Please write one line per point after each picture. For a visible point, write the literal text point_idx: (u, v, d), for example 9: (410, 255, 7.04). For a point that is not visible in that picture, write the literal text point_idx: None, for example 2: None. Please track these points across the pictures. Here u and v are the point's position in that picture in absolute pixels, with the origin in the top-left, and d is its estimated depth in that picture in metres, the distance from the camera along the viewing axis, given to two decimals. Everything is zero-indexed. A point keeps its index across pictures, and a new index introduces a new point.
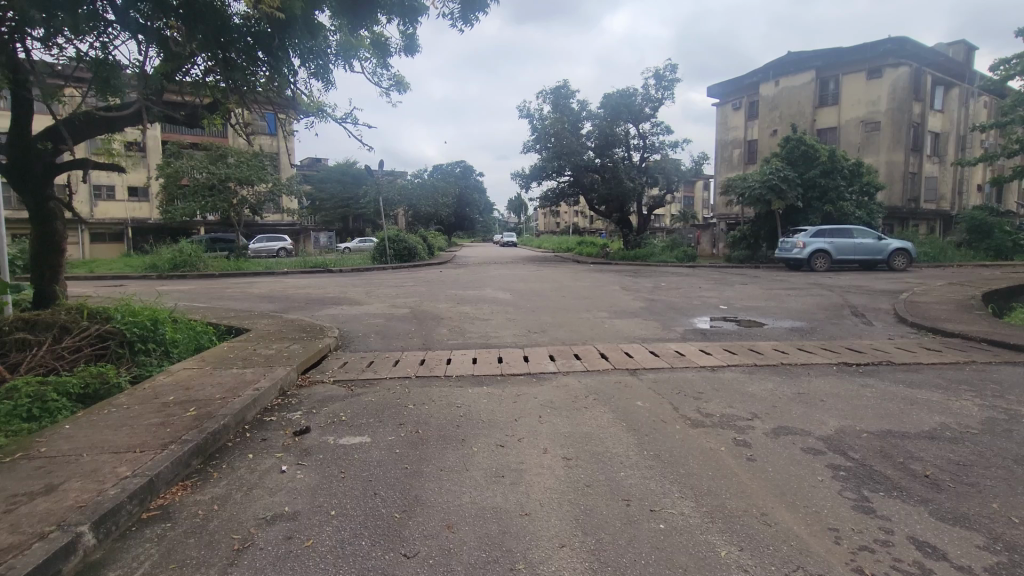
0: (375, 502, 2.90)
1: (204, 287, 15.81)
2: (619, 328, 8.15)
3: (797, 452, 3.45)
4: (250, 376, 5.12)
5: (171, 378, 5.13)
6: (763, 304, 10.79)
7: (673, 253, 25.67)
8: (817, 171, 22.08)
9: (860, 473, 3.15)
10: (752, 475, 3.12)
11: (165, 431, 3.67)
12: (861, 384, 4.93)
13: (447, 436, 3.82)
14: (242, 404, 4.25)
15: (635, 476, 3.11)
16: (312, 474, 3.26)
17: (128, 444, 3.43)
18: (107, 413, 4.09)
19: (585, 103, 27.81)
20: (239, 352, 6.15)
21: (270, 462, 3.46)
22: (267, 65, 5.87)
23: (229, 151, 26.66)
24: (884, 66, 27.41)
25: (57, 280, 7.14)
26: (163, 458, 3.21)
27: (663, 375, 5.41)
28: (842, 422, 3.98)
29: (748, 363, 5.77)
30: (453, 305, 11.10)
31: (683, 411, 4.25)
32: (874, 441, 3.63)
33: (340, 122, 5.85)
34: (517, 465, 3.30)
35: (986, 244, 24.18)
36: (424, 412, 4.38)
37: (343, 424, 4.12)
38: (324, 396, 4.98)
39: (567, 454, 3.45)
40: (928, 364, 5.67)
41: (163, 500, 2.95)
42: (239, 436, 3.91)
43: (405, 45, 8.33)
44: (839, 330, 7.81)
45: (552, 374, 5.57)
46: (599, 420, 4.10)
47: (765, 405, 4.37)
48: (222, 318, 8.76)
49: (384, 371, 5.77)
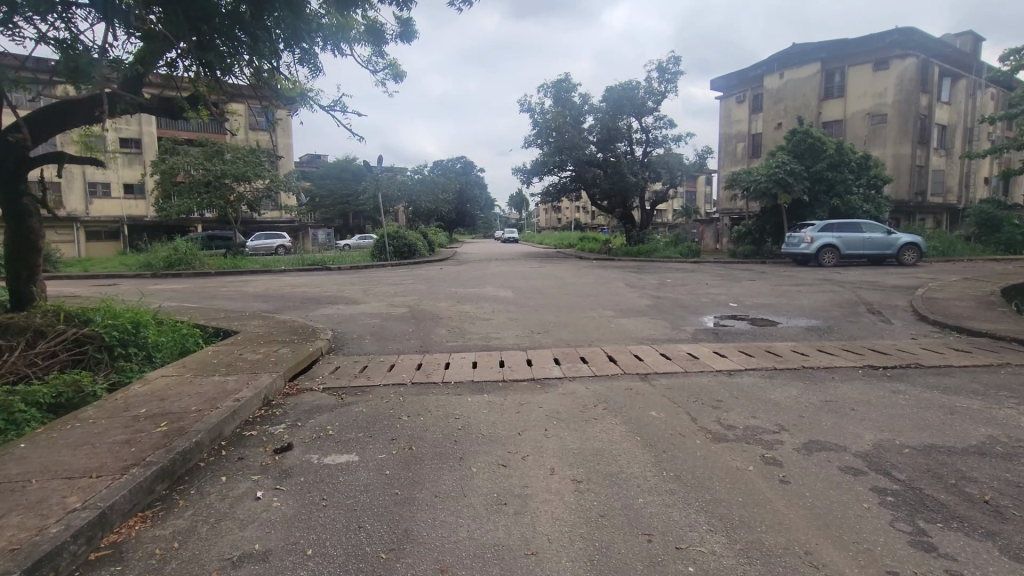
0: (359, 537, 2.53)
1: (197, 286, 15.40)
2: (626, 328, 7.75)
3: (834, 471, 3.08)
4: (232, 385, 4.74)
5: (145, 388, 4.75)
6: (774, 301, 10.37)
7: (677, 248, 25.23)
8: (824, 164, 21.66)
9: (910, 498, 2.76)
10: (789, 503, 2.74)
11: (129, 451, 3.30)
12: (893, 391, 4.53)
13: (444, 453, 3.45)
14: (220, 418, 3.88)
15: (655, 504, 2.75)
16: (289, 502, 2.89)
17: (84, 468, 3.06)
18: (70, 429, 3.72)
19: (587, 96, 27.38)
20: (224, 357, 5.79)
21: (244, 486, 3.09)
22: (246, 47, 5.54)
23: (225, 148, 26.29)
24: (891, 57, 26.95)
25: (35, 280, 6.82)
26: (120, 485, 2.84)
27: (677, 380, 5.02)
28: (879, 435, 3.60)
29: (767, 367, 5.37)
30: (452, 304, 10.70)
31: (703, 422, 3.88)
32: (919, 458, 3.24)
33: (328, 111, 5.48)
34: (520, 489, 2.94)
35: (996, 238, 23.72)
36: (419, 425, 4.02)
37: (329, 439, 3.75)
38: (312, 406, 4.60)
39: (577, 475, 3.09)
40: (960, 367, 5.27)
41: (117, 535, 2.59)
42: (214, 455, 3.54)
43: (402, 31, 7.95)
44: (858, 329, 7.41)
45: (558, 380, 5.18)
46: (611, 434, 3.72)
47: (793, 416, 3.98)
48: (211, 319, 8.41)
49: (377, 377, 5.40)
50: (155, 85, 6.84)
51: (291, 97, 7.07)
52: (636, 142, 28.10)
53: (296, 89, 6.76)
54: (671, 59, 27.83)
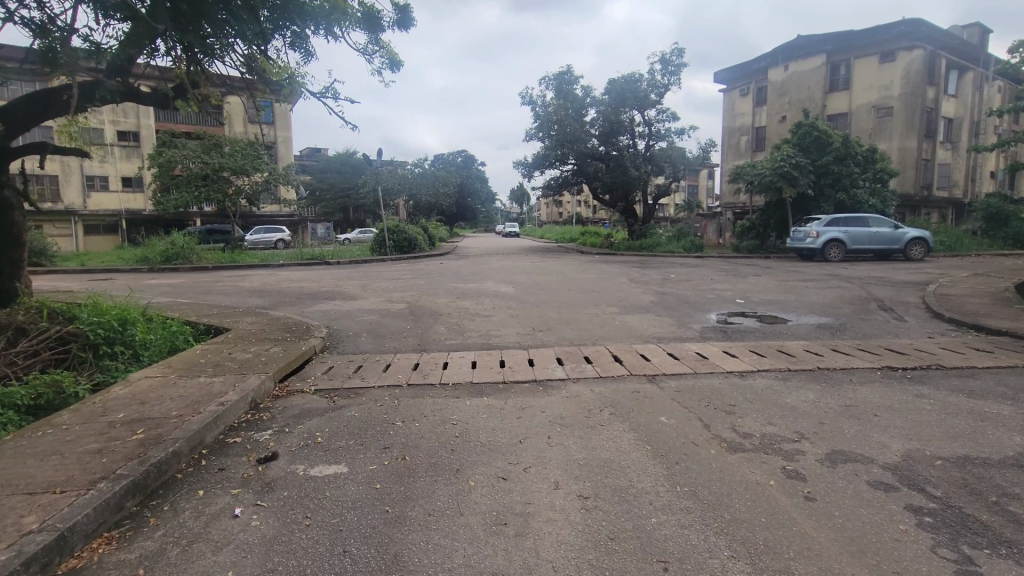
0: (343, 564, 2.28)
1: (193, 281, 15.13)
2: (631, 326, 7.48)
3: (863, 487, 2.83)
4: (218, 387, 4.51)
5: (126, 390, 4.50)
6: (782, 298, 10.11)
7: (680, 243, 24.92)
8: (830, 158, 21.34)
9: (951, 519, 2.51)
10: (816, 524, 2.50)
11: (100, 462, 3.05)
12: (917, 394, 4.28)
13: (439, 465, 3.20)
14: (201, 424, 3.64)
15: (670, 525, 2.50)
16: (270, 521, 2.64)
17: (48, 482, 2.82)
18: (41, 436, 3.48)
19: (589, 89, 27.08)
20: (212, 357, 5.55)
21: (223, 501, 2.86)
22: (227, 25, 5.24)
23: (223, 140, 26.01)
24: (897, 49, 26.58)
25: (17, 276, 6.59)
26: (85, 501, 2.61)
27: (687, 383, 4.77)
28: (907, 444, 3.35)
29: (781, 368, 5.11)
30: (451, 300, 10.43)
31: (716, 429, 3.64)
32: (953, 472, 2.99)
33: (319, 97, 5.20)
34: (522, 507, 2.70)
35: (1004, 233, 23.39)
36: (415, 430, 3.79)
37: (317, 448, 3.50)
38: (301, 410, 4.36)
39: (583, 490, 2.85)
40: (984, 369, 5.01)
41: (76, 561, 2.34)
42: (193, 465, 3.30)
43: (398, 19, 7.66)
44: (872, 327, 7.14)
45: (561, 382, 4.93)
46: (620, 443, 3.47)
47: (813, 422, 3.72)
48: (202, 315, 8.16)
49: (372, 378, 5.15)
50: (143, 75, 6.60)
51: (279, 82, 6.77)
52: (639, 135, 27.77)
53: (284, 74, 6.49)
54: (675, 51, 27.49)
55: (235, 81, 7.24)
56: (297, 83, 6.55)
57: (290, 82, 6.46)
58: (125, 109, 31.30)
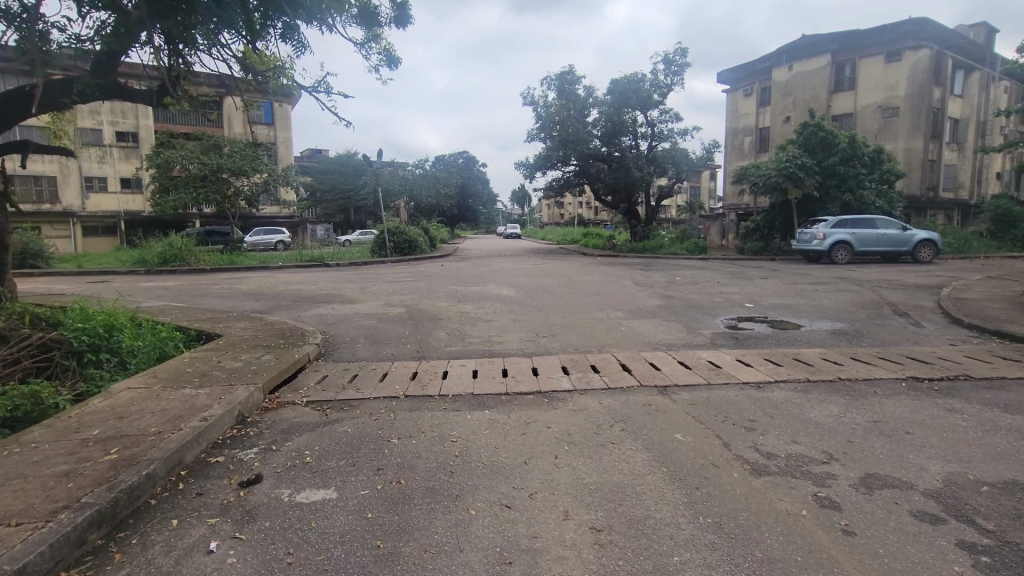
0: None
1: (189, 284, 14.84)
2: (638, 332, 7.19)
3: (907, 517, 2.56)
4: (203, 400, 4.24)
5: (105, 402, 4.23)
6: (792, 301, 9.83)
7: (683, 245, 24.62)
8: (836, 159, 21.04)
9: (1010, 558, 2.24)
10: (860, 565, 2.21)
11: (65, 487, 2.79)
12: (948, 409, 4.00)
13: (437, 490, 2.93)
14: (181, 443, 3.37)
15: (694, 565, 2.23)
16: (248, 559, 2.37)
17: (4, 513, 2.55)
18: (6, 456, 3.21)
19: (592, 89, 26.85)
20: (199, 366, 5.27)
21: (198, 533, 2.59)
22: (214, 15, 4.97)
23: (222, 141, 25.80)
24: (903, 49, 26.26)
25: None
26: (40, 537, 2.33)
27: (701, 395, 4.49)
28: (947, 467, 3.07)
29: (801, 378, 4.81)
30: (452, 304, 10.14)
31: (736, 448, 3.38)
32: (1002, 500, 2.72)
33: (310, 91, 4.94)
34: (530, 542, 2.42)
35: (1011, 235, 23.09)
36: (412, 448, 3.52)
37: (306, 469, 3.23)
38: (290, 425, 4.09)
39: (596, 522, 2.57)
40: (1015, 381, 4.72)
41: None
42: (169, 489, 3.03)
43: (397, 15, 7.39)
44: (889, 333, 6.87)
45: (567, 394, 4.64)
46: (633, 464, 3.19)
47: (841, 441, 3.45)
48: (194, 320, 7.88)
49: (367, 389, 4.89)
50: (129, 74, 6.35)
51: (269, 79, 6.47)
52: (641, 136, 27.51)
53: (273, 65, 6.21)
54: (678, 51, 27.25)
55: (225, 75, 6.95)
56: (287, 76, 6.28)
57: (280, 74, 6.18)
58: (124, 109, 31.00)
